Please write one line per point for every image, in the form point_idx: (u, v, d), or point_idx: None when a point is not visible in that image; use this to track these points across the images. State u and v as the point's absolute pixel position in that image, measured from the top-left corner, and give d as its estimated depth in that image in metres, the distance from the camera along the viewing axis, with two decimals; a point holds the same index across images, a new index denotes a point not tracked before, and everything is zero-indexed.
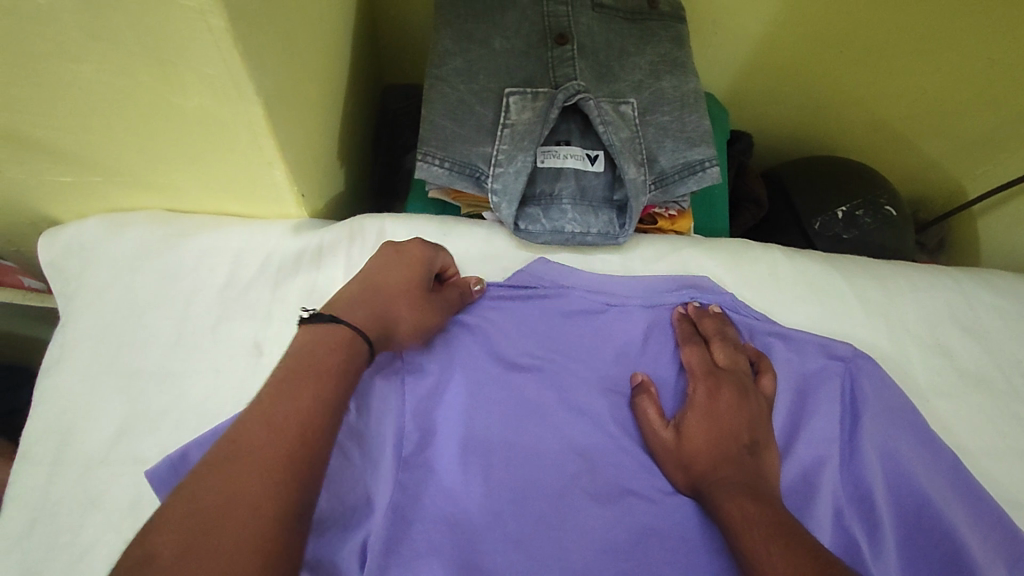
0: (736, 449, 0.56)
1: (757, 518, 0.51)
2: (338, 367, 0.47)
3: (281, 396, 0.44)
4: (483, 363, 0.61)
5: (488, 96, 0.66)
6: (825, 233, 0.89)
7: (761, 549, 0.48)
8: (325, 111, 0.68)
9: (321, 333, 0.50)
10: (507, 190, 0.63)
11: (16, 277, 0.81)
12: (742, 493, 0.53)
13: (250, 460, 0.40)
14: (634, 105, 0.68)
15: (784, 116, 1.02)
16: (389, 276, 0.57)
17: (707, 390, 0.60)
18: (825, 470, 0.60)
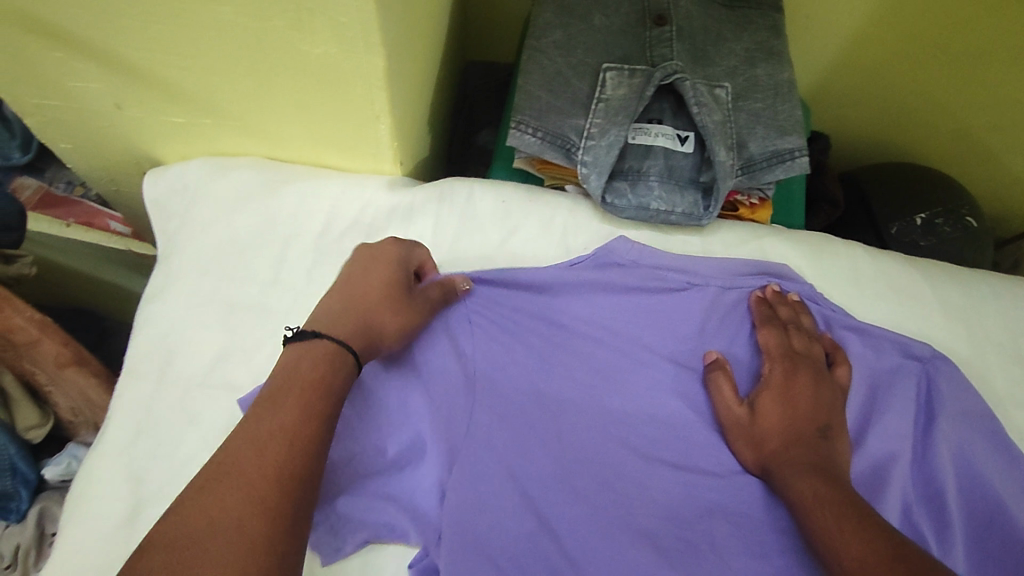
0: (809, 432, 0.57)
1: (829, 499, 0.52)
2: (324, 382, 0.48)
3: (267, 414, 0.45)
4: (561, 326, 0.62)
5: (585, 70, 0.68)
6: (902, 238, 0.87)
7: (834, 529, 0.49)
8: (425, 74, 0.70)
9: (305, 347, 0.50)
10: (597, 162, 0.64)
11: (106, 220, 0.97)
12: (814, 474, 0.54)
13: (233, 478, 0.41)
14: (728, 89, 0.68)
15: (866, 119, 1.01)
16: (367, 284, 0.56)
17: (784, 371, 0.60)
18: (895, 465, 0.60)
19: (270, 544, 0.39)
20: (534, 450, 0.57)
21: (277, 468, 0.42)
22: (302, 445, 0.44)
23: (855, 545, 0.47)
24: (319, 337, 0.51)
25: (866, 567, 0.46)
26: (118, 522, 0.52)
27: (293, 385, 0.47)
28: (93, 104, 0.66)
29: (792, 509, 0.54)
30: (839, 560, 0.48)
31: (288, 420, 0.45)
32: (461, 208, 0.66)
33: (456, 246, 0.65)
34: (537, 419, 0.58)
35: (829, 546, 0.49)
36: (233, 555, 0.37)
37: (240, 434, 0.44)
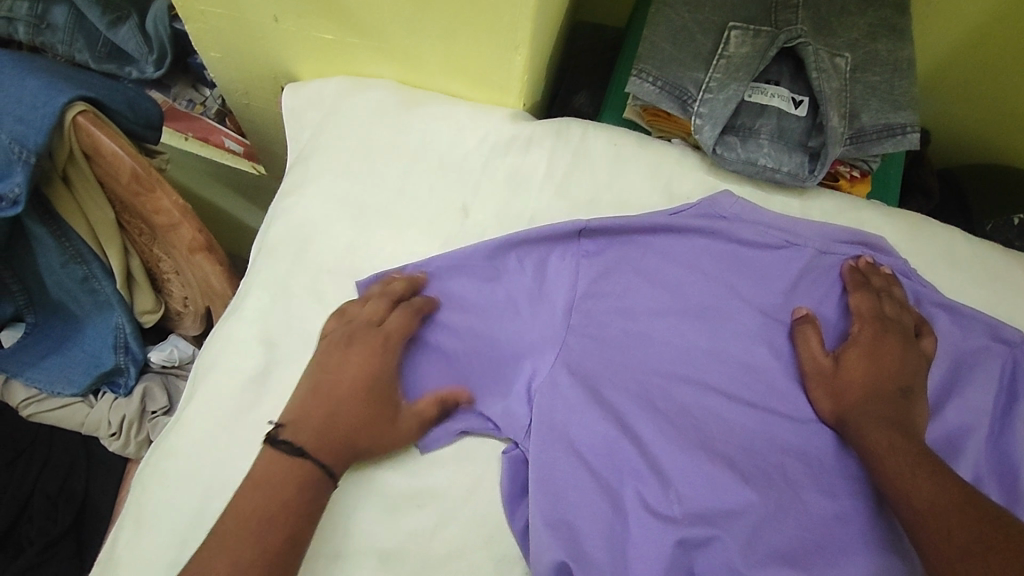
0: (891, 390, 0.59)
1: (905, 449, 0.54)
2: (306, 504, 0.49)
3: (233, 534, 0.46)
4: (657, 264, 0.66)
5: (710, 28, 0.70)
6: (998, 234, 0.86)
7: (908, 475, 0.52)
8: (554, 18, 0.73)
9: (278, 458, 0.50)
10: (713, 114, 0.67)
11: (222, 136, 1.02)
12: (890, 426, 0.56)
13: None
14: (848, 60, 0.70)
15: (971, 118, 1.00)
16: (351, 380, 0.55)
17: (873, 332, 0.63)
18: (972, 438, 0.61)
19: None
20: (625, 371, 0.61)
21: None
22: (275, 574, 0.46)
23: (929, 493, 0.50)
24: (301, 457, 0.51)
25: (940, 513, 0.49)
26: (249, 379, 0.58)
27: (256, 500, 0.48)
28: (255, 15, 0.71)
29: (864, 457, 0.56)
30: (913, 503, 0.51)
31: (262, 537, 0.46)
32: (574, 147, 0.70)
33: (567, 179, 0.69)
34: (627, 340, 0.62)
35: (902, 490, 0.52)
36: None
37: (212, 549, 0.45)
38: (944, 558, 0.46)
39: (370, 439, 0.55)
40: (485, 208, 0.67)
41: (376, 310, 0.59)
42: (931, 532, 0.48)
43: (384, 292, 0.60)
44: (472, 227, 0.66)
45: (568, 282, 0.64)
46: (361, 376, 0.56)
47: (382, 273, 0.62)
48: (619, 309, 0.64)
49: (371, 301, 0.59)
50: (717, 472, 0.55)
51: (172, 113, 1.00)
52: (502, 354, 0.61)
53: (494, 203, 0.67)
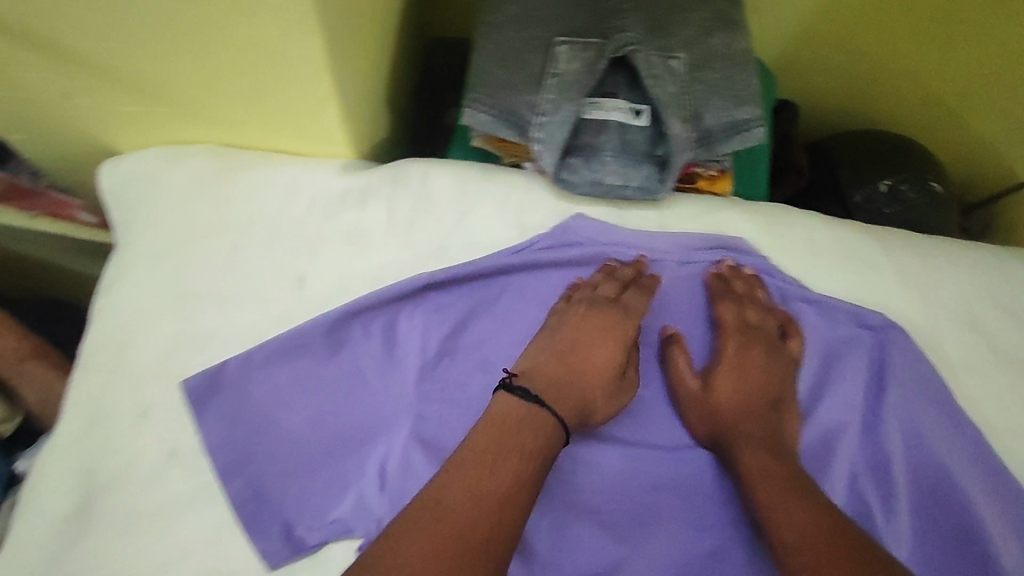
0: (761, 405, 0.59)
1: (777, 473, 0.53)
2: (539, 451, 0.52)
3: (477, 461, 0.50)
4: (510, 306, 0.64)
5: (538, 45, 0.65)
6: (867, 206, 0.87)
7: (777, 502, 0.51)
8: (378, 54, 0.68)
9: (515, 402, 0.55)
10: (551, 139, 0.63)
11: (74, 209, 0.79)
12: (765, 449, 0.55)
13: (453, 522, 0.46)
14: (683, 61, 0.66)
15: (833, 88, 1.00)
16: (597, 350, 0.60)
17: (739, 346, 0.62)
18: (844, 436, 0.61)
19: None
20: None
21: (487, 532, 0.46)
22: (513, 505, 0.48)
23: (795, 523, 0.50)
24: (537, 404, 0.55)
25: (802, 544, 0.48)
26: (66, 517, 0.53)
27: (494, 434, 0.52)
28: (36, 94, 0.63)
29: (738, 482, 0.56)
30: (782, 531, 0.50)
31: (502, 468, 0.49)
32: (415, 193, 0.66)
33: (411, 229, 0.65)
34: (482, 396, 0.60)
35: (771, 520, 0.51)
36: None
37: (453, 472, 0.49)
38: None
39: (594, 399, 0.58)
40: (323, 274, 0.62)
41: (611, 289, 0.63)
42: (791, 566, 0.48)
43: (616, 278, 0.64)
44: (312, 296, 0.61)
45: (483, 307, 0.64)
46: (610, 352, 0.61)
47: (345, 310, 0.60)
48: (471, 360, 0.62)
49: (604, 283, 0.64)
50: (585, 531, 0.55)
51: (10, 191, 0.74)
52: (354, 432, 0.58)
53: (332, 268, 0.62)
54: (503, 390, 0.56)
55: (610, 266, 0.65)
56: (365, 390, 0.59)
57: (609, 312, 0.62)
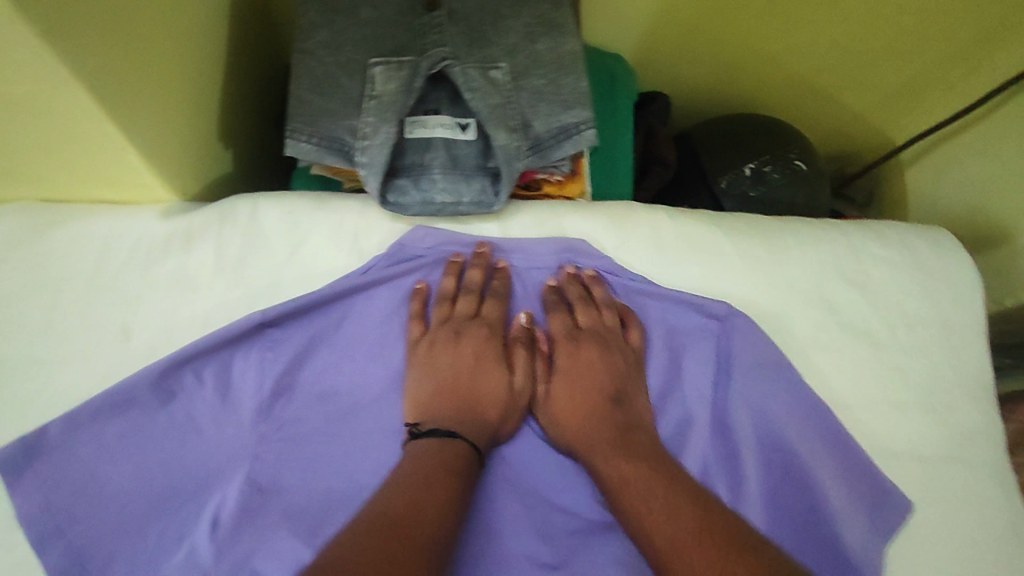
0: (604, 404, 0.61)
1: (633, 474, 0.55)
2: (468, 463, 0.55)
3: (419, 476, 0.52)
4: (352, 334, 0.63)
5: (354, 68, 0.64)
6: (733, 191, 0.88)
7: (641, 505, 0.52)
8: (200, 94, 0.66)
9: (430, 439, 0.56)
10: (373, 162, 0.62)
11: None
12: (617, 452, 0.57)
13: (418, 517, 0.48)
14: (505, 70, 0.66)
15: (697, 75, 1.00)
16: (472, 366, 0.61)
17: (568, 352, 0.64)
18: (691, 430, 0.62)
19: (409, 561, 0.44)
20: (325, 469, 0.58)
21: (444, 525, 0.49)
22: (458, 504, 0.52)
23: (668, 525, 0.50)
24: (451, 436, 0.56)
25: (674, 545, 0.49)
26: None
27: (428, 453, 0.55)
28: None
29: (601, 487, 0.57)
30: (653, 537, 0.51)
31: (442, 479, 0.53)
32: (245, 229, 0.64)
33: (241, 267, 0.64)
34: (323, 430, 0.59)
35: (640, 525, 0.52)
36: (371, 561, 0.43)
37: (399, 485, 0.52)
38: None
39: (495, 416, 0.60)
40: (150, 325, 0.61)
41: (468, 305, 0.63)
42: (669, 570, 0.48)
43: (468, 286, 0.64)
44: (139, 349, 0.60)
45: (325, 341, 0.62)
46: (497, 367, 0.62)
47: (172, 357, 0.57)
48: (311, 393, 0.60)
49: (461, 298, 0.64)
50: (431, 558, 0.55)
51: None
52: (185, 483, 0.56)
53: (158, 317, 0.61)
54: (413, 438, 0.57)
55: (457, 268, 0.65)
56: (197, 438, 0.57)
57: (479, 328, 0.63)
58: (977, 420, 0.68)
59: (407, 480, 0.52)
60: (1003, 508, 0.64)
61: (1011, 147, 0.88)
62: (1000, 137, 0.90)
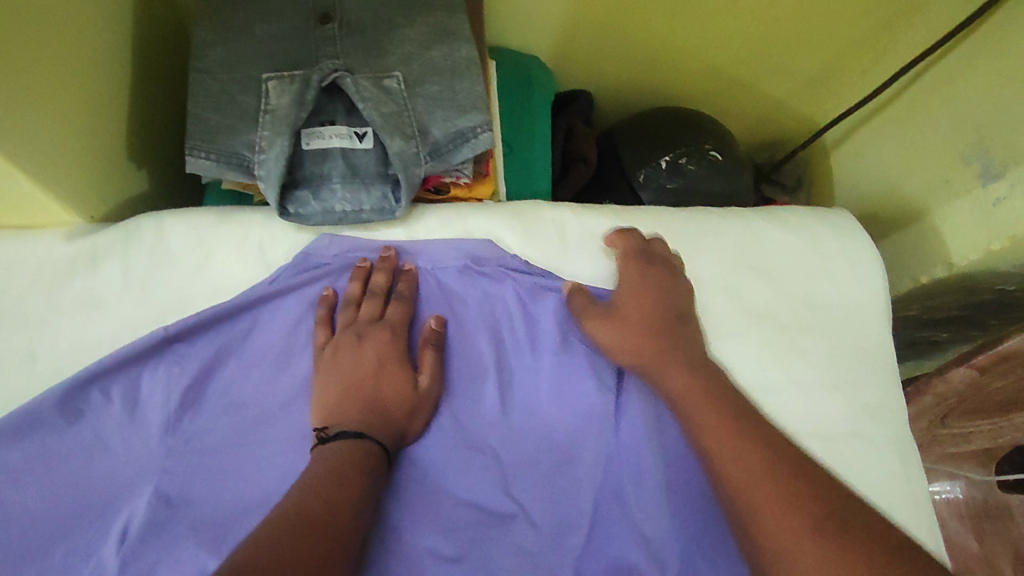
0: (666, 318, 0.65)
1: (712, 403, 0.59)
2: (377, 465, 0.56)
3: (333, 476, 0.53)
4: (261, 342, 0.64)
5: (248, 84, 0.65)
6: (649, 184, 0.90)
7: (716, 433, 0.57)
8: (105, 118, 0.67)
9: (342, 441, 0.56)
10: (269, 174, 0.64)
11: None
12: (691, 372, 0.61)
13: (328, 522, 0.49)
14: (400, 79, 0.67)
15: (618, 70, 1.02)
16: (373, 370, 0.61)
17: (638, 268, 0.67)
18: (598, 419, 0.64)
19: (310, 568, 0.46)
20: (232, 478, 0.59)
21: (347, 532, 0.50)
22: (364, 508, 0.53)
23: (742, 455, 0.55)
24: (360, 438, 0.57)
25: (746, 474, 0.54)
26: None
27: (343, 453, 0.55)
28: None
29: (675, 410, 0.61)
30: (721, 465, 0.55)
31: (353, 481, 0.54)
32: (150, 248, 0.66)
33: (148, 284, 0.65)
34: (231, 441, 0.60)
35: (711, 453, 0.57)
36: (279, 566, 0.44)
37: (311, 484, 0.52)
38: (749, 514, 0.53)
39: (398, 421, 0.60)
40: (56, 347, 0.62)
41: (373, 308, 0.64)
42: (739, 497, 0.54)
43: (372, 290, 0.65)
44: (46, 370, 0.61)
45: (233, 351, 0.63)
46: (399, 371, 0.61)
47: (76, 377, 0.58)
48: (219, 405, 0.62)
49: (365, 301, 0.64)
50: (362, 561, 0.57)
51: None
52: (94, 499, 0.57)
53: (65, 338, 0.62)
54: (323, 442, 0.57)
55: (364, 272, 0.65)
56: (105, 455, 0.59)
57: (379, 332, 0.63)
58: (877, 396, 0.71)
59: (320, 477, 0.53)
60: (897, 476, 0.69)
61: (916, 127, 0.91)
62: (908, 120, 0.93)
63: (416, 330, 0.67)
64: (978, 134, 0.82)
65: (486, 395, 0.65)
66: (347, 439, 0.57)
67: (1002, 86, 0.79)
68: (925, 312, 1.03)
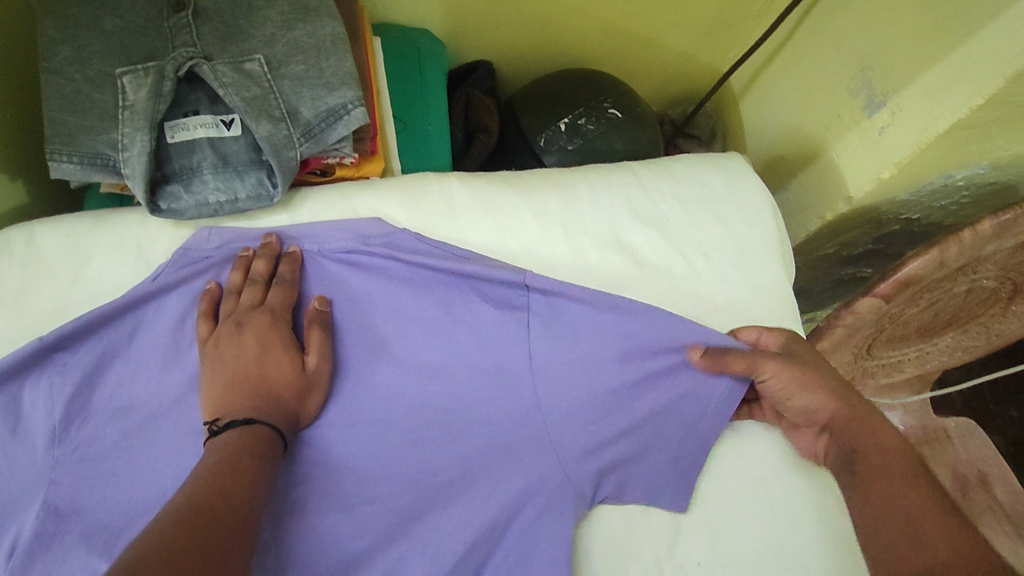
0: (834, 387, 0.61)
1: (896, 473, 0.55)
2: (268, 450, 0.55)
3: (220, 464, 0.51)
4: (148, 343, 0.63)
5: (104, 81, 0.63)
6: (551, 147, 0.90)
7: (888, 482, 0.55)
8: None
9: (230, 432, 0.55)
10: (135, 172, 0.62)
11: None
12: (875, 437, 0.58)
13: (217, 511, 0.47)
14: (263, 61, 0.66)
15: (515, 36, 1.01)
16: (258, 357, 0.60)
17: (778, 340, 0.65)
18: (505, 381, 0.65)
19: (195, 554, 0.43)
20: (125, 480, 0.59)
21: (238, 519, 0.48)
22: (257, 494, 0.51)
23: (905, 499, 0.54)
24: (248, 425, 0.55)
25: (922, 528, 0.52)
26: None
27: (231, 442, 0.54)
28: None
29: (849, 464, 0.58)
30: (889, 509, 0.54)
31: (242, 467, 0.52)
32: (22, 258, 0.64)
33: (22, 296, 0.64)
34: (121, 443, 0.60)
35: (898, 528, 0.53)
36: (157, 559, 0.41)
37: (199, 474, 0.50)
38: (908, 554, 0.51)
39: (290, 402, 0.60)
40: None
41: (253, 295, 0.63)
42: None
43: (253, 277, 0.64)
44: None
45: (118, 355, 0.62)
46: (285, 353, 0.61)
47: None
48: (107, 409, 0.61)
49: (245, 289, 0.63)
50: (280, 545, 0.59)
51: None
52: None
53: None
54: (211, 435, 0.55)
55: (244, 260, 0.65)
56: None
57: (264, 318, 0.62)
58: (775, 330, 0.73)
59: (218, 472, 0.50)
60: None
61: (810, 64, 0.92)
62: (802, 59, 0.94)
63: (300, 312, 0.66)
64: (860, 66, 0.83)
65: (379, 373, 0.66)
66: (238, 427, 0.55)
67: (879, 16, 0.79)
68: (843, 248, 1.04)
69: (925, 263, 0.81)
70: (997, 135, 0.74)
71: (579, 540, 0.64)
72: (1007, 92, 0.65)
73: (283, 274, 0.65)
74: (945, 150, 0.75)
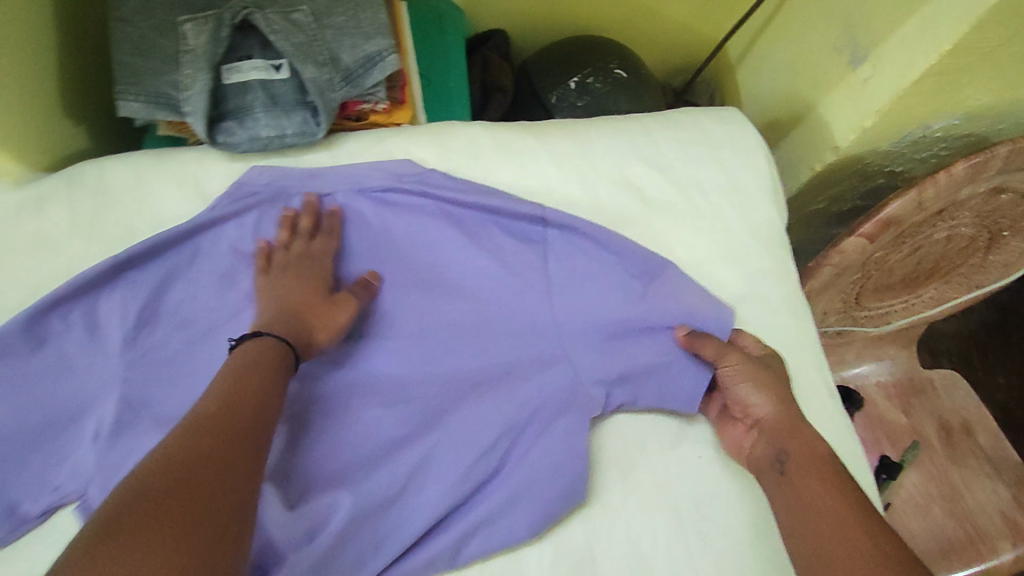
0: (779, 397, 0.67)
1: (823, 474, 0.60)
2: (275, 359, 0.58)
3: (232, 376, 0.55)
4: (209, 264, 0.70)
5: (167, 29, 0.71)
6: (562, 104, 0.98)
7: (821, 485, 0.58)
8: (48, 66, 0.72)
9: (253, 343, 0.59)
10: (196, 108, 0.69)
11: None
12: (803, 444, 0.63)
13: (226, 423, 0.50)
14: (307, 12, 0.73)
15: (527, 6, 1.09)
16: (296, 295, 0.65)
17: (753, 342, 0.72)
18: (526, 299, 0.72)
19: (208, 459, 0.46)
20: (191, 379, 0.65)
21: (246, 427, 0.51)
22: (267, 401, 0.54)
23: (832, 496, 0.57)
24: (268, 339, 0.60)
25: (836, 518, 0.55)
26: None
27: (245, 355, 0.58)
28: None
29: (777, 467, 0.63)
30: (808, 506, 0.58)
31: (252, 377, 0.55)
32: (94, 188, 0.72)
33: (94, 221, 0.71)
34: (188, 348, 0.67)
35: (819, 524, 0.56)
36: (170, 471, 0.45)
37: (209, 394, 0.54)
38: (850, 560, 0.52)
39: (314, 333, 0.64)
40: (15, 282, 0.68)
41: (300, 246, 0.69)
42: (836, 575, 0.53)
43: (300, 232, 0.70)
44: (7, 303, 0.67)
45: (183, 273, 0.70)
46: (320, 299, 0.66)
47: (35, 307, 0.64)
48: (174, 319, 0.68)
49: (294, 242, 0.69)
50: (324, 438, 0.65)
51: None
52: (63, 411, 0.64)
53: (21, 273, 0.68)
54: (235, 344, 0.60)
55: (292, 215, 0.71)
56: (71, 372, 0.65)
57: (310, 270, 0.68)
58: (769, 260, 0.80)
59: (230, 390, 0.53)
60: (788, 327, 0.77)
61: (798, 28, 1.00)
62: (792, 24, 1.02)
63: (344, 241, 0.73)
64: (844, 25, 0.90)
65: (412, 296, 0.72)
66: (248, 340, 0.60)
67: None
68: (833, 204, 1.12)
69: (905, 204, 0.88)
70: (967, 83, 0.82)
71: (592, 436, 0.70)
72: (973, 37, 0.73)
73: (330, 236, 0.71)
74: (920, 97, 0.83)
